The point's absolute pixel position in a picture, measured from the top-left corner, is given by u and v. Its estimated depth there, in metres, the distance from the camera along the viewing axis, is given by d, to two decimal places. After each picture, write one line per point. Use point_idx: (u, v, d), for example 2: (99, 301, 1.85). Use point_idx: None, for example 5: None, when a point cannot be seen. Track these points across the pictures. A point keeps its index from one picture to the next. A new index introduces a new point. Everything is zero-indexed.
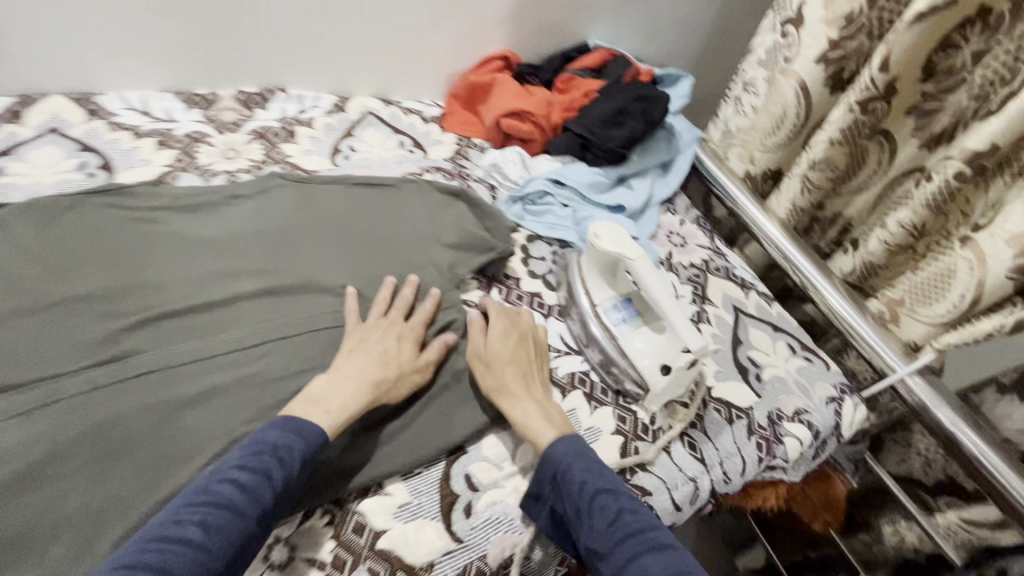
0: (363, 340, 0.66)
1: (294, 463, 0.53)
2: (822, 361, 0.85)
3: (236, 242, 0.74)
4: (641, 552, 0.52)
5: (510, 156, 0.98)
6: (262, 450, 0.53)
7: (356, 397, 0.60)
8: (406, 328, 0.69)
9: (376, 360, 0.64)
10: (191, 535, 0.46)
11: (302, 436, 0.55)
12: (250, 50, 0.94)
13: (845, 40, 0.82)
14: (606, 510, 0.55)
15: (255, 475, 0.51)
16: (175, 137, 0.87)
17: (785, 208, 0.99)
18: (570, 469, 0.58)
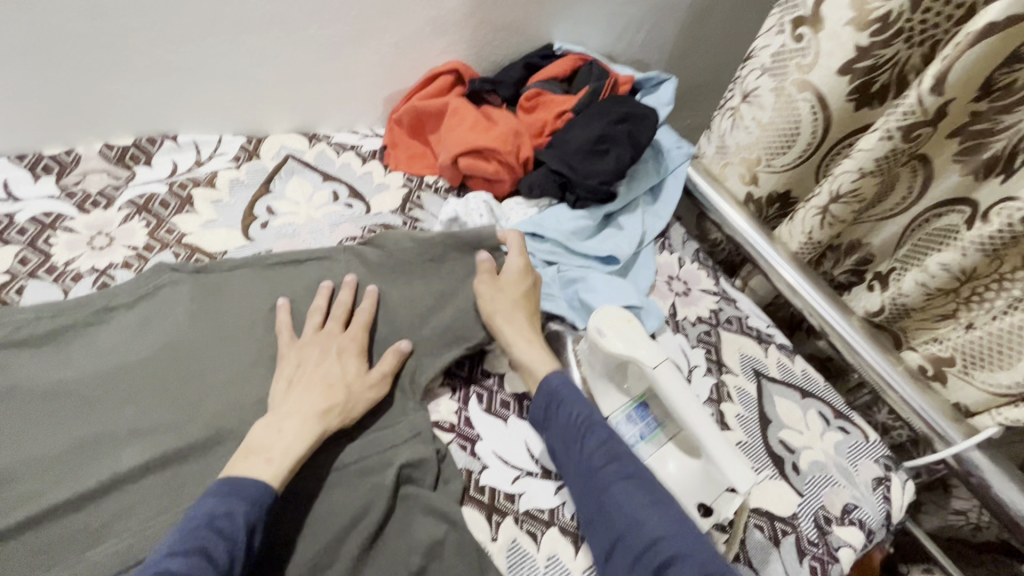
0: (300, 362, 0.57)
1: (240, 529, 0.44)
2: (859, 430, 0.72)
3: (103, 388, 0.54)
4: (630, 485, 0.51)
5: (474, 205, 0.79)
6: (196, 520, 0.44)
7: (303, 438, 0.51)
8: (347, 340, 0.59)
9: (319, 387, 0.55)
10: None
11: (245, 496, 0.46)
12: (115, 92, 0.70)
13: (877, 48, 0.67)
14: (599, 440, 0.54)
15: (190, 562, 0.41)
16: (18, 226, 0.65)
17: (799, 240, 0.85)
18: (566, 399, 0.57)
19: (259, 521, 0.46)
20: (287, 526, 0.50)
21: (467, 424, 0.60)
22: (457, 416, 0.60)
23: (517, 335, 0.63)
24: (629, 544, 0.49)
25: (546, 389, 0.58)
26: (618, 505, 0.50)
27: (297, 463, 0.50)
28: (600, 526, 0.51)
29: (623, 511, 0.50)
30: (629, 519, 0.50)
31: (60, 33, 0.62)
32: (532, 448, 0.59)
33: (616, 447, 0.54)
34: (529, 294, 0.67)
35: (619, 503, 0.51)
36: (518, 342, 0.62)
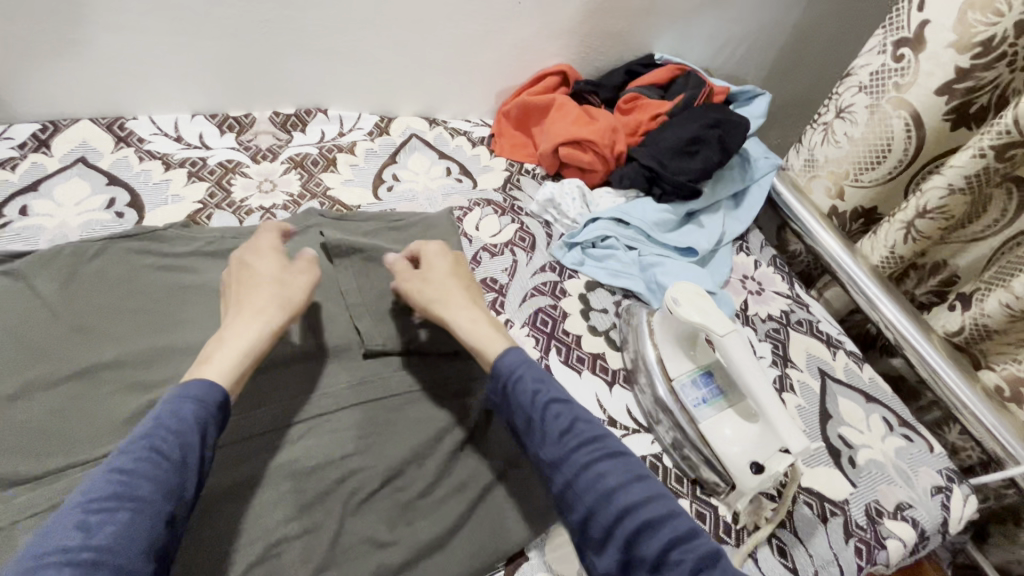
0: (230, 289, 0.59)
1: (191, 429, 0.45)
2: (923, 440, 0.74)
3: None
4: (593, 459, 0.48)
5: (569, 189, 0.88)
6: (142, 426, 0.45)
7: (238, 345, 0.52)
8: (266, 256, 0.61)
9: (245, 298, 0.56)
10: (65, 538, 0.38)
11: (186, 403, 0.46)
12: (291, 70, 0.86)
13: (978, 70, 0.70)
14: (558, 417, 0.50)
15: (141, 458, 0.42)
16: (208, 167, 0.81)
17: (880, 254, 0.87)
18: (524, 377, 0.53)
19: (208, 423, 0.47)
20: (393, 421, 0.59)
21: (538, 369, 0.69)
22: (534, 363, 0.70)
23: (459, 316, 0.59)
24: (600, 518, 0.45)
25: (497, 362, 0.55)
26: (584, 482, 0.47)
27: (240, 362, 0.51)
28: (568, 505, 0.48)
29: (588, 489, 0.47)
30: (598, 494, 0.46)
31: (263, 19, 0.79)
32: (601, 400, 0.69)
33: (576, 423, 0.50)
34: (453, 264, 0.64)
35: (582, 480, 0.47)
36: (461, 321, 0.59)
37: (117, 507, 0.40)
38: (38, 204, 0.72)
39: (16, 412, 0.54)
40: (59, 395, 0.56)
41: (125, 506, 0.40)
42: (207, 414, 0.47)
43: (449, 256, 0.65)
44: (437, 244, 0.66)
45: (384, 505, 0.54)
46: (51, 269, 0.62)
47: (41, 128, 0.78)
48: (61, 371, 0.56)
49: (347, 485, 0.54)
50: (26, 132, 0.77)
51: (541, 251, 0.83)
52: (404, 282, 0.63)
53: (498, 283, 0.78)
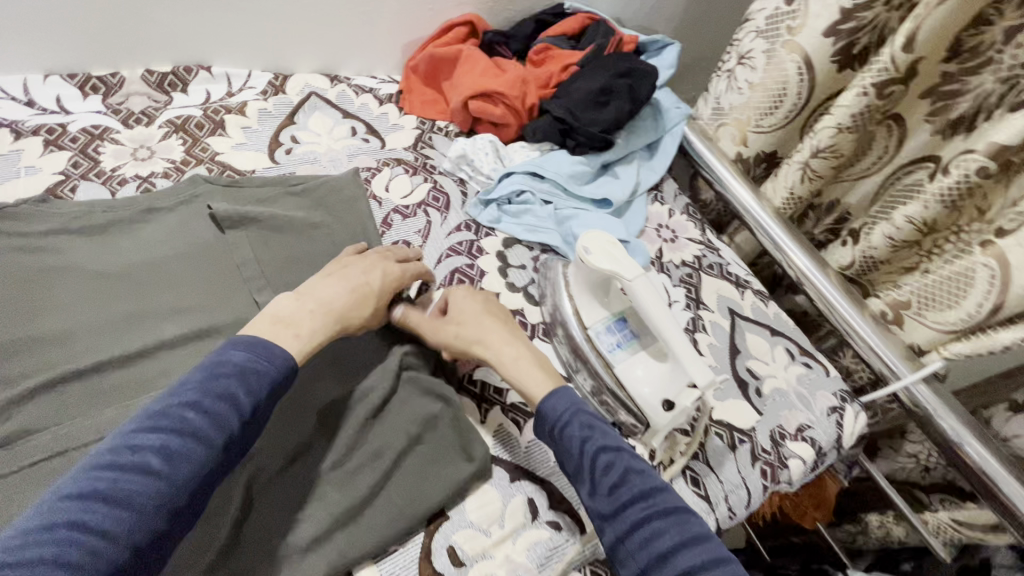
0: (342, 268, 0.61)
1: (263, 386, 0.48)
2: (821, 366, 0.80)
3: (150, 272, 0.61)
4: (647, 516, 0.48)
5: (481, 144, 0.85)
6: (226, 366, 0.47)
7: (325, 335, 0.55)
8: (393, 266, 0.63)
9: (351, 292, 0.58)
10: (152, 462, 0.41)
11: (266, 359, 0.49)
12: (160, 22, 0.77)
13: (860, 10, 0.72)
14: (609, 471, 0.50)
15: (219, 403, 0.45)
16: (69, 134, 0.72)
17: (781, 196, 0.91)
18: (572, 426, 0.53)
19: (282, 380, 0.50)
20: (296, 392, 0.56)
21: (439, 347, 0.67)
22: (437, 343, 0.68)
23: (500, 355, 0.59)
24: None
25: (543, 407, 0.55)
26: (638, 539, 0.47)
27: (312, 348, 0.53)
28: (622, 560, 0.48)
29: (642, 547, 0.47)
30: (651, 553, 0.46)
31: None
32: None
33: (626, 475, 0.50)
34: (488, 308, 0.63)
35: (637, 538, 0.47)
36: (502, 357, 0.59)
37: (191, 444, 0.43)
38: None
39: None
40: None
41: (196, 444, 0.43)
42: (285, 373, 0.50)
43: (484, 302, 0.64)
44: (464, 292, 0.64)
45: (294, 482, 0.51)
46: None
47: None
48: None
49: (247, 467, 0.51)
50: None
51: (456, 211, 0.81)
52: (433, 335, 0.61)
53: (411, 246, 0.75)
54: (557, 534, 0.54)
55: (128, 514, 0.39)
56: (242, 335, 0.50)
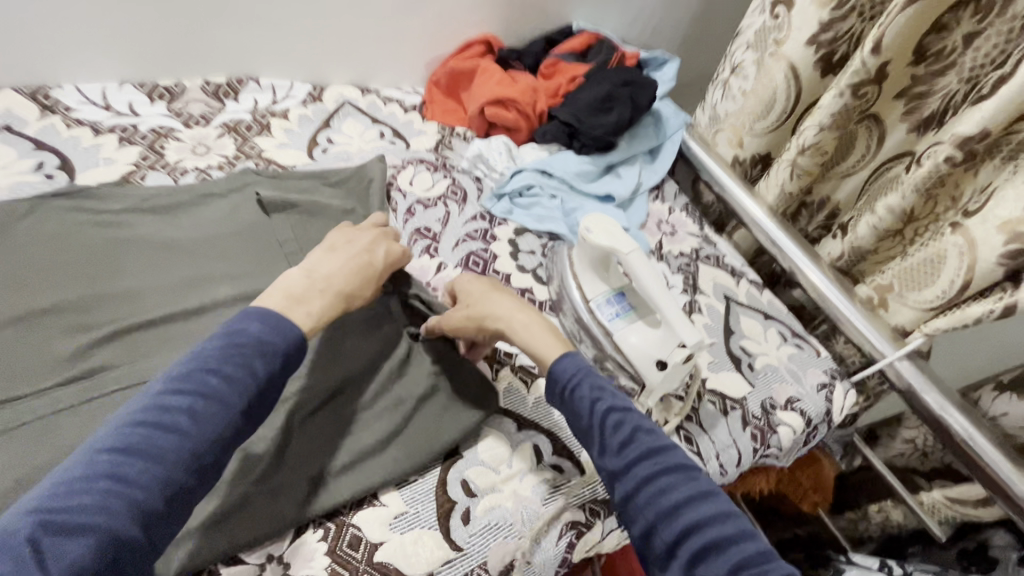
0: (343, 248, 0.63)
1: (279, 356, 0.49)
2: (812, 347, 0.85)
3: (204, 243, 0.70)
4: (655, 471, 0.47)
5: (495, 145, 0.95)
6: (243, 336, 0.48)
7: (332, 309, 0.56)
8: (393, 248, 0.67)
9: (354, 269, 0.61)
10: (180, 422, 0.43)
11: (282, 330, 0.50)
12: (219, 39, 0.89)
13: (837, 22, 0.80)
14: (617, 428, 0.50)
15: (239, 369, 0.46)
16: (139, 132, 0.83)
17: (774, 193, 0.98)
18: (582, 387, 0.54)
19: (297, 352, 0.51)
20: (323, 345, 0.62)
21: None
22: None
23: (515, 327, 0.60)
24: (660, 532, 0.44)
25: (552, 373, 0.56)
26: (645, 495, 0.46)
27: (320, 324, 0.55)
28: (630, 518, 0.47)
29: (650, 502, 0.46)
30: (658, 509, 0.45)
31: None
32: None
33: (634, 434, 0.50)
34: (494, 286, 0.65)
35: (645, 493, 0.46)
36: (515, 329, 0.61)
37: (212, 408, 0.44)
38: None
39: None
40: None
41: (218, 408, 0.44)
42: (299, 344, 0.51)
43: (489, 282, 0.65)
44: (470, 276, 0.66)
45: (328, 420, 0.58)
46: None
47: None
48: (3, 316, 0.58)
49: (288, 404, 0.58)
50: None
51: (472, 203, 0.89)
52: (451, 321, 0.63)
53: (431, 232, 0.84)
54: (560, 475, 0.60)
55: (157, 471, 0.40)
56: (253, 308, 0.51)
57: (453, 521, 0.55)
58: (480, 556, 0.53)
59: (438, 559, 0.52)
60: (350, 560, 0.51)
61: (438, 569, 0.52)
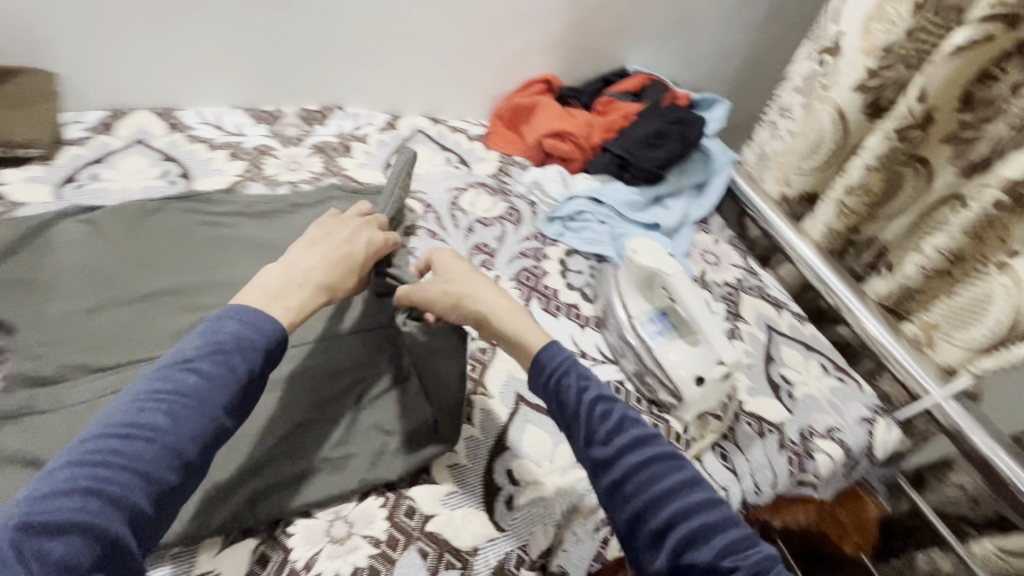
0: (328, 239, 0.61)
1: (260, 352, 0.47)
2: (855, 382, 0.86)
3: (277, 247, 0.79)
4: (644, 462, 0.47)
5: (551, 173, 1.03)
6: (222, 336, 0.46)
7: (313, 301, 0.55)
8: (377, 236, 0.66)
9: (337, 260, 0.59)
10: (158, 420, 0.41)
11: (262, 327, 0.48)
12: (318, 73, 1.03)
13: (883, 69, 0.86)
14: (605, 418, 0.50)
15: (218, 366, 0.44)
16: (244, 149, 0.96)
17: (820, 231, 1.00)
18: (569, 375, 0.53)
19: (274, 349, 0.48)
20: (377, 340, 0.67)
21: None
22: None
23: (496, 308, 0.59)
24: (650, 519, 0.45)
25: (536, 360, 0.55)
26: (635, 484, 0.47)
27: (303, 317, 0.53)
28: (617, 505, 0.48)
29: (639, 490, 0.47)
30: (648, 497, 0.46)
31: (299, 28, 0.95)
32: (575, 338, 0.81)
33: (623, 424, 0.50)
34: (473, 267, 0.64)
35: (634, 482, 0.47)
36: (497, 311, 0.59)
37: (192, 411, 0.42)
38: (105, 173, 0.85)
39: (92, 322, 0.65)
40: (124, 311, 0.67)
41: (199, 408, 0.43)
42: (280, 340, 0.49)
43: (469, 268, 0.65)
44: (448, 254, 0.65)
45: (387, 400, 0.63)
46: (119, 218, 0.75)
47: (107, 114, 0.92)
48: (125, 296, 0.68)
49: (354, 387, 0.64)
50: (95, 117, 0.91)
51: (527, 225, 0.97)
52: (426, 293, 0.62)
53: (489, 247, 0.91)
54: None
55: (139, 473, 0.39)
56: (231, 306, 0.49)
57: (498, 504, 0.59)
58: (521, 539, 0.58)
59: (483, 536, 0.56)
60: (405, 527, 0.55)
61: (481, 545, 0.56)
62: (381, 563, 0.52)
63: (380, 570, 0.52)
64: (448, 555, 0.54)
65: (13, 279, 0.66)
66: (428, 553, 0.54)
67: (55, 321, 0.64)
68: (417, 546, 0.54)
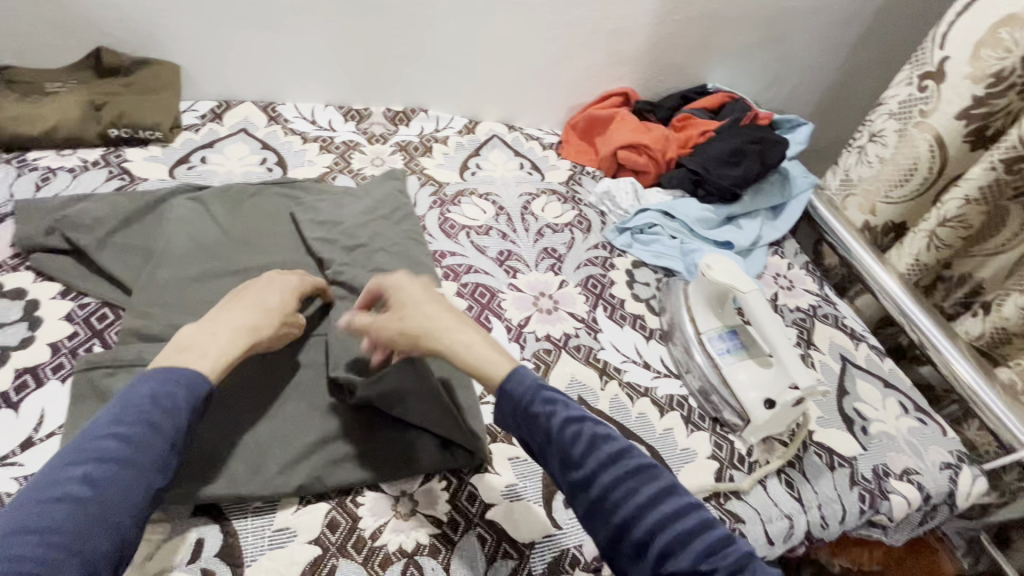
0: (241, 293, 0.60)
1: (183, 407, 0.49)
2: (937, 425, 0.80)
3: (356, 225, 0.82)
4: (619, 477, 0.47)
5: (623, 185, 1.03)
6: (140, 398, 0.48)
7: (233, 345, 0.55)
8: (291, 279, 0.64)
9: (256, 309, 0.59)
10: (79, 491, 0.42)
11: (184, 384, 0.50)
12: (408, 77, 1.08)
13: (992, 98, 0.81)
14: (577, 439, 0.49)
15: (139, 428, 0.46)
16: (335, 144, 1.02)
17: (906, 263, 0.95)
18: (536, 401, 0.51)
19: (196, 404, 0.50)
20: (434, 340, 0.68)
21: (560, 339, 0.78)
22: (563, 334, 0.79)
23: (452, 342, 0.55)
24: (632, 532, 0.46)
25: (500, 389, 0.52)
26: (613, 501, 0.47)
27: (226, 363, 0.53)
28: (598, 523, 0.48)
29: (619, 505, 0.47)
30: (628, 512, 0.46)
31: (397, 33, 1.01)
32: (639, 347, 0.80)
33: (594, 444, 0.49)
34: (431, 294, 0.60)
35: (613, 498, 0.47)
36: (454, 342, 0.55)
37: (118, 476, 0.44)
38: (212, 156, 0.92)
39: (195, 291, 0.70)
40: (222, 283, 0.72)
41: (123, 473, 0.44)
42: (203, 394, 0.51)
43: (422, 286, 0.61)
44: (408, 279, 0.61)
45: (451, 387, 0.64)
46: (223, 198, 0.81)
47: (217, 105, 1.01)
48: (223, 270, 0.73)
49: None
50: (207, 107, 1.00)
51: (596, 233, 0.97)
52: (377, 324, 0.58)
53: (557, 252, 0.92)
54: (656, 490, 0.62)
55: (56, 548, 0.40)
56: (148, 369, 0.50)
57: (556, 502, 0.59)
58: (577, 539, 0.58)
59: (540, 531, 0.57)
60: (466, 511, 0.57)
61: (538, 541, 0.57)
62: (442, 544, 0.54)
63: (441, 550, 0.54)
64: (505, 545, 0.56)
65: (133, 246, 0.73)
66: (487, 540, 0.56)
67: (165, 287, 0.69)
68: (477, 532, 0.56)
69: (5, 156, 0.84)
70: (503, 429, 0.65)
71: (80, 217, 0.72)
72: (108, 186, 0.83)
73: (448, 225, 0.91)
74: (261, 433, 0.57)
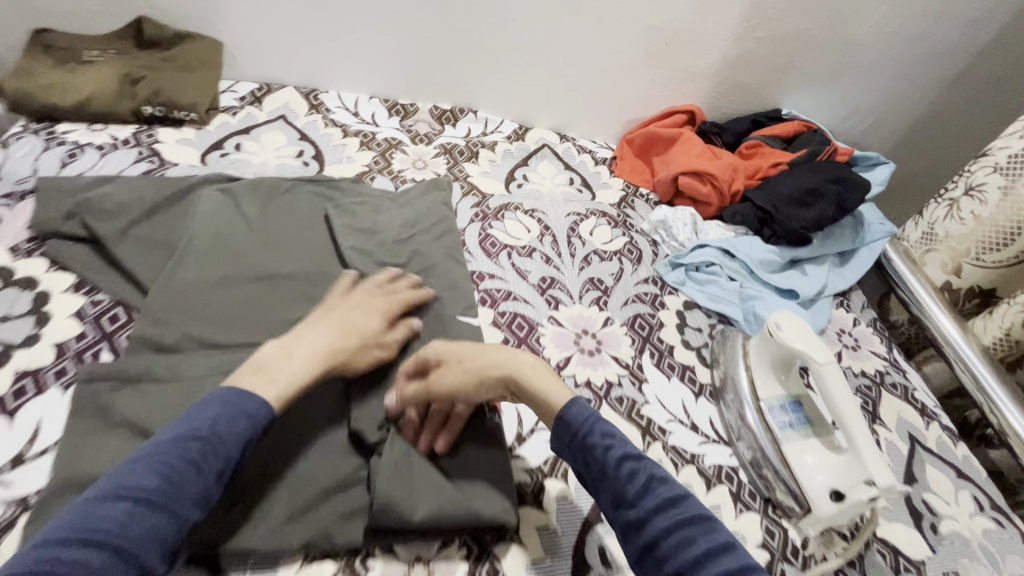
0: (332, 310, 0.60)
1: (233, 443, 0.47)
2: (1016, 530, 0.71)
3: (392, 236, 0.76)
4: (674, 523, 0.47)
5: (681, 215, 0.94)
6: (198, 426, 0.47)
7: (307, 369, 0.54)
8: (380, 299, 0.63)
9: (339, 330, 0.58)
10: (112, 523, 0.41)
11: (243, 416, 0.48)
12: (459, 75, 1.01)
13: None
14: (633, 478, 0.49)
15: (185, 460, 0.45)
16: (376, 139, 0.95)
17: (992, 335, 0.86)
18: (594, 434, 0.52)
19: (251, 438, 0.49)
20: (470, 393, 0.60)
21: (602, 388, 0.71)
22: (605, 381, 0.71)
23: (523, 366, 0.57)
24: None
25: (563, 416, 0.54)
26: (666, 548, 0.46)
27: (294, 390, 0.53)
28: (650, 568, 0.47)
29: (670, 556, 0.46)
30: (682, 562, 0.45)
31: (454, 27, 0.94)
32: (687, 404, 0.72)
33: (650, 484, 0.49)
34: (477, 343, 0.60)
35: (666, 546, 0.46)
36: (523, 367, 0.57)
37: (158, 515, 0.42)
38: (247, 144, 0.87)
39: (215, 296, 0.64)
40: (244, 289, 0.66)
41: (160, 511, 0.43)
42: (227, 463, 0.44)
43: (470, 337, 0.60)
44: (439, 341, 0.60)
45: (479, 439, 0.58)
46: (253, 192, 0.75)
47: (257, 87, 0.95)
48: (245, 275, 0.67)
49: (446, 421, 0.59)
50: (246, 88, 0.94)
51: (646, 266, 0.89)
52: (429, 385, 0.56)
53: (604, 284, 0.84)
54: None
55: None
56: (219, 390, 0.50)
57: None
58: None
59: None
60: None
61: None
62: None
63: None
64: None
65: (155, 240, 0.67)
66: None
67: (183, 287, 0.63)
68: None
69: (35, 126, 0.80)
70: (533, 489, 0.58)
71: (102, 203, 0.67)
72: (137, 168, 0.78)
73: (489, 243, 0.84)
74: (272, 473, 0.52)
